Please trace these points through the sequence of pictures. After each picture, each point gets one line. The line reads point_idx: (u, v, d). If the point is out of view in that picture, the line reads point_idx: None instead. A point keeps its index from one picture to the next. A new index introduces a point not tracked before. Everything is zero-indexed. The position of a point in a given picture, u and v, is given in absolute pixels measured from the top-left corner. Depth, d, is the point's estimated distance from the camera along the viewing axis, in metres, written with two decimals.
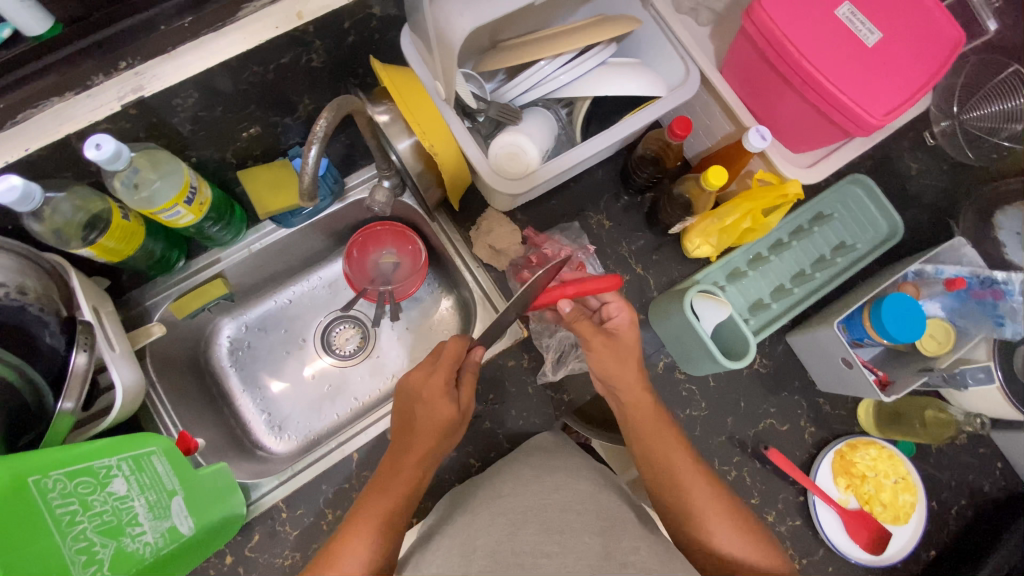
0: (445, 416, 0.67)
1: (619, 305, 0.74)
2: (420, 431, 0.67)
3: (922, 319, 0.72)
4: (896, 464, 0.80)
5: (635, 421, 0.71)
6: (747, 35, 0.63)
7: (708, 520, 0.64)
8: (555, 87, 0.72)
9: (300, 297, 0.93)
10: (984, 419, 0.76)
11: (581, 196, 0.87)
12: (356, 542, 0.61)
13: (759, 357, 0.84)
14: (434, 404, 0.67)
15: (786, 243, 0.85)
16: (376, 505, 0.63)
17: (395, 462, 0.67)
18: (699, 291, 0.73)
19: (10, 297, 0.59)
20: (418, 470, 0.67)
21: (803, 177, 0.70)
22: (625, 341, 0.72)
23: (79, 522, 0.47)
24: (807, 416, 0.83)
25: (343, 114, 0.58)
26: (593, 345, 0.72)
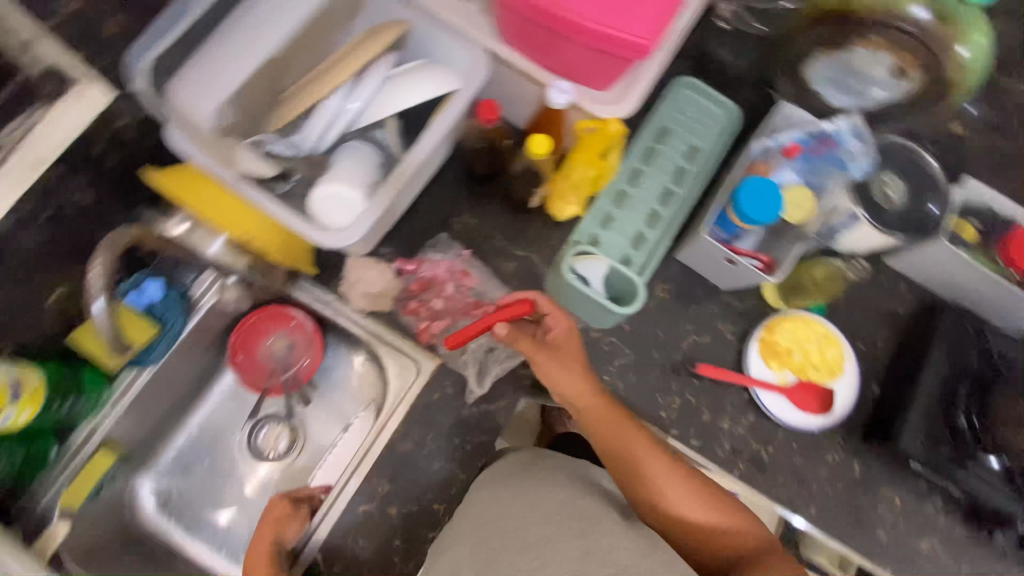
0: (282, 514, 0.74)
1: (558, 316, 0.74)
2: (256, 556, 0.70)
3: (776, 194, 0.74)
4: (812, 326, 0.84)
5: (595, 416, 0.71)
6: (507, 6, 0.62)
7: (674, 501, 0.67)
8: (352, 118, 0.67)
9: (209, 420, 0.87)
10: (859, 259, 0.87)
11: (437, 207, 0.84)
12: None
13: (660, 284, 0.86)
14: (271, 508, 0.74)
15: (643, 170, 0.86)
16: None
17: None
18: (575, 254, 0.75)
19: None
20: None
21: (618, 113, 0.69)
22: (565, 349, 0.72)
23: None
24: (722, 318, 0.86)
25: (116, 251, 0.61)
26: (538, 357, 0.72)
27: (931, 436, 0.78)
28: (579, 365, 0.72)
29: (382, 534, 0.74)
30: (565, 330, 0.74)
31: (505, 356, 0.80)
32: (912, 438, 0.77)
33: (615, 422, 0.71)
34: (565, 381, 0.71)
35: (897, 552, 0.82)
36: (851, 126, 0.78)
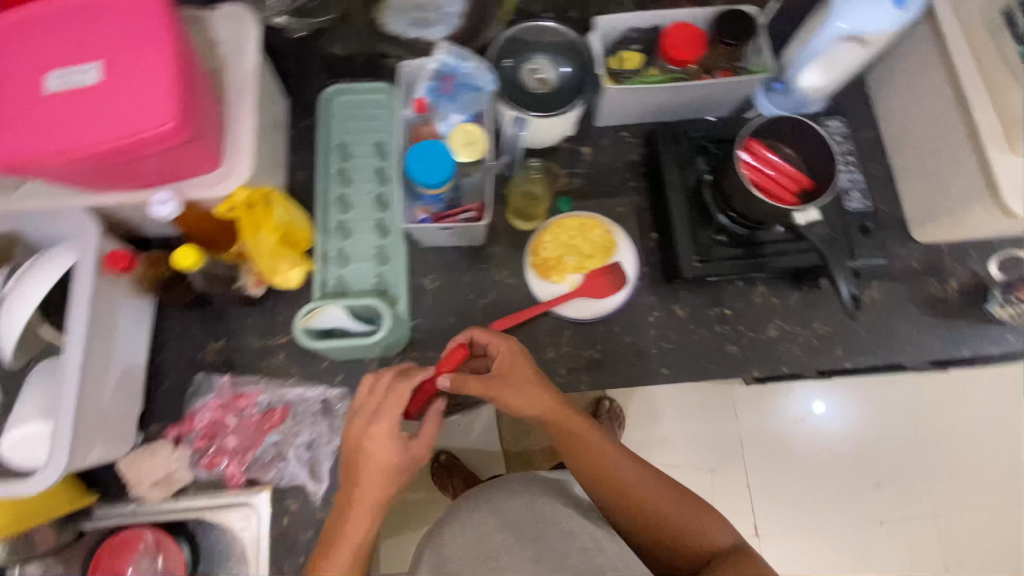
0: (382, 462, 0.64)
1: (497, 343, 0.73)
2: (372, 489, 0.64)
3: (438, 150, 0.74)
4: (568, 224, 0.86)
5: (575, 436, 0.71)
6: (40, 173, 0.59)
7: (649, 508, 0.70)
8: None
9: None
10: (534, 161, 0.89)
11: (180, 352, 0.80)
12: None
13: (426, 276, 0.84)
14: (371, 453, 0.64)
15: (343, 193, 0.85)
16: None
17: (329, 549, 0.63)
18: (303, 317, 0.69)
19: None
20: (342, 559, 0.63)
21: (233, 184, 0.67)
22: (515, 373, 0.70)
23: None
24: (494, 267, 0.85)
25: None
26: (490, 391, 0.69)
27: (703, 251, 0.81)
28: (534, 383, 0.70)
29: None
30: (510, 354, 0.72)
31: (324, 437, 0.77)
32: (688, 261, 0.80)
33: (593, 434, 0.71)
34: (522, 403, 0.68)
35: (756, 353, 0.84)
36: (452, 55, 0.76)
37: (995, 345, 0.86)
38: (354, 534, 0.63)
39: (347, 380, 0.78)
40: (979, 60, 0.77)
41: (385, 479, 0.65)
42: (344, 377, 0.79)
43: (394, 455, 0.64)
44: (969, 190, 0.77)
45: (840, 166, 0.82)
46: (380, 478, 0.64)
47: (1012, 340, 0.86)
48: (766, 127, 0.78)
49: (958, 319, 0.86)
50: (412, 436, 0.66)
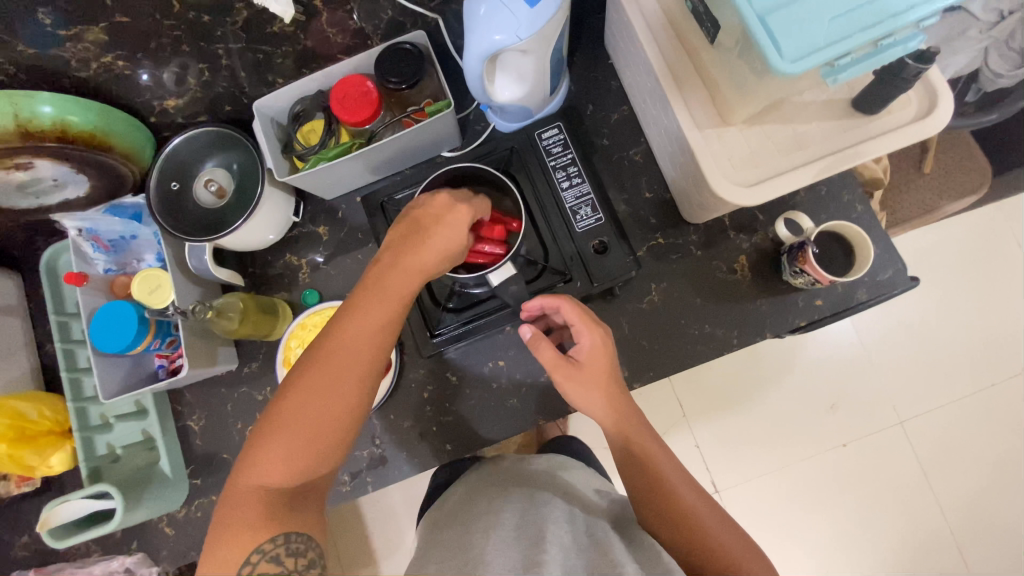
0: (457, 248, 0.62)
1: (575, 317, 0.67)
2: (420, 255, 0.60)
3: (114, 314, 0.70)
4: (309, 324, 0.80)
5: (634, 452, 0.65)
6: None
7: (715, 541, 0.59)
8: None
9: None
10: (195, 305, 0.71)
11: None
12: (318, 398, 0.55)
13: (190, 419, 0.82)
14: (447, 231, 0.61)
15: (84, 358, 0.82)
16: (325, 381, 0.56)
17: (371, 302, 0.59)
18: (41, 523, 0.69)
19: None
20: (367, 342, 0.58)
21: None
22: (598, 367, 0.66)
23: None
24: (254, 390, 0.81)
25: None
26: (556, 368, 0.66)
27: (434, 324, 0.77)
28: (615, 385, 0.67)
29: None
30: (599, 349, 0.66)
31: None
32: (425, 344, 0.77)
33: (657, 445, 0.67)
34: (586, 402, 0.66)
35: (539, 401, 0.79)
36: (79, 218, 0.71)
37: (803, 315, 0.76)
38: (386, 313, 0.59)
39: (140, 543, 0.79)
40: (663, 22, 0.65)
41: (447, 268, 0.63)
42: (137, 541, 0.79)
43: (448, 242, 0.61)
44: (694, 174, 0.66)
45: (563, 184, 0.75)
46: (442, 261, 0.62)
47: (822, 304, 0.75)
48: (462, 178, 0.75)
49: (757, 296, 0.76)
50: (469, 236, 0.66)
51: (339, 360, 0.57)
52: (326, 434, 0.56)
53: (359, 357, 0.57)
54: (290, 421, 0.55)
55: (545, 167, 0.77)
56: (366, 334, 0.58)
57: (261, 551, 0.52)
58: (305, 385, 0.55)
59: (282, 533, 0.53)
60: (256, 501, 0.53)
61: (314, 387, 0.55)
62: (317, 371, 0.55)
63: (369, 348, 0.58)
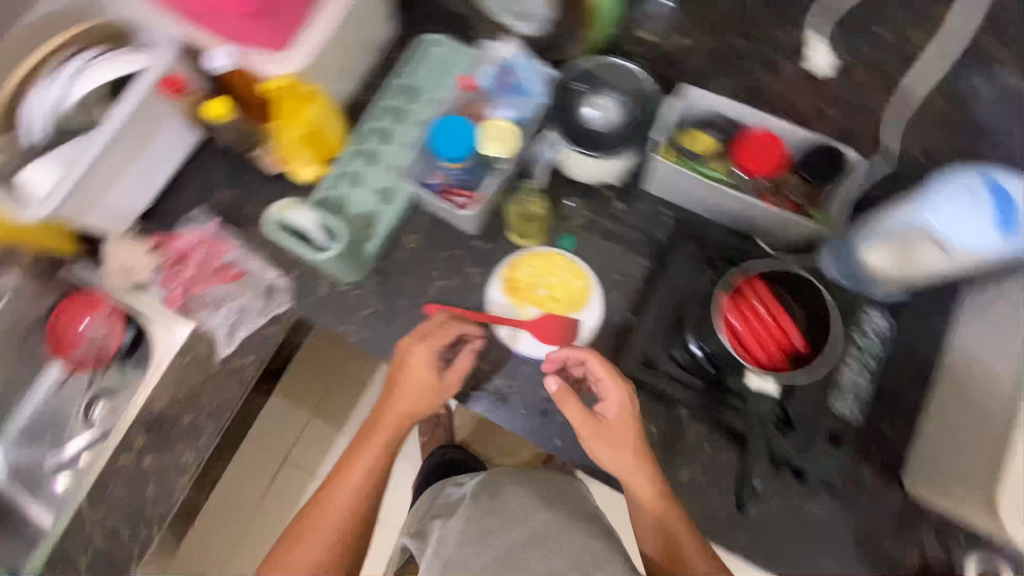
0: (432, 386, 0.77)
1: (609, 384, 0.73)
2: (394, 402, 0.78)
3: (462, 126, 0.78)
4: (553, 259, 0.84)
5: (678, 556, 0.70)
6: None
7: None
8: (54, 105, 0.75)
9: (44, 401, 0.99)
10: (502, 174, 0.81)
11: (196, 185, 0.90)
12: (311, 546, 0.75)
13: (409, 234, 0.89)
14: (408, 386, 0.78)
15: (387, 127, 0.91)
16: (328, 512, 0.76)
17: (357, 453, 0.78)
18: (278, 207, 0.79)
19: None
20: (371, 447, 0.78)
21: (285, 66, 0.75)
22: (618, 427, 0.72)
23: None
24: (470, 260, 0.87)
25: None
26: (581, 425, 0.73)
27: (650, 359, 0.77)
28: (637, 452, 0.72)
29: (140, 478, 0.80)
30: (623, 408, 0.73)
31: (255, 314, 0.85)
32: (629, 359, 0.77)
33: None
34: (610, 458, 0.72)
35: None
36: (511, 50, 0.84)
37: None
38: (377, 450, 0.78)
39: (299, 280, 0.86)
40: None
41: (427, 394, 0.77)
42: (296, 275, 0.86)
43: (417, 396, 0.77)
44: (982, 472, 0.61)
45: (849, 365, 0.73)
46: (413, 396, 0.78)
47: None
48: (785, 283, 0.71)
49: None
50: (448, 366, 0.78)
51: (318, 525, 0.76)
52: (352, 521, 0.76)
53: (371, 457, 0.78)
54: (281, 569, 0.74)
55: (851, 334, 0.74)
56: (365, 470, 0.77)
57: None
58: (301, 541, 0.75)
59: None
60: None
61: (297, 535, 0.76)
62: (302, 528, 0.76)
63: (378, 448, 0.78)
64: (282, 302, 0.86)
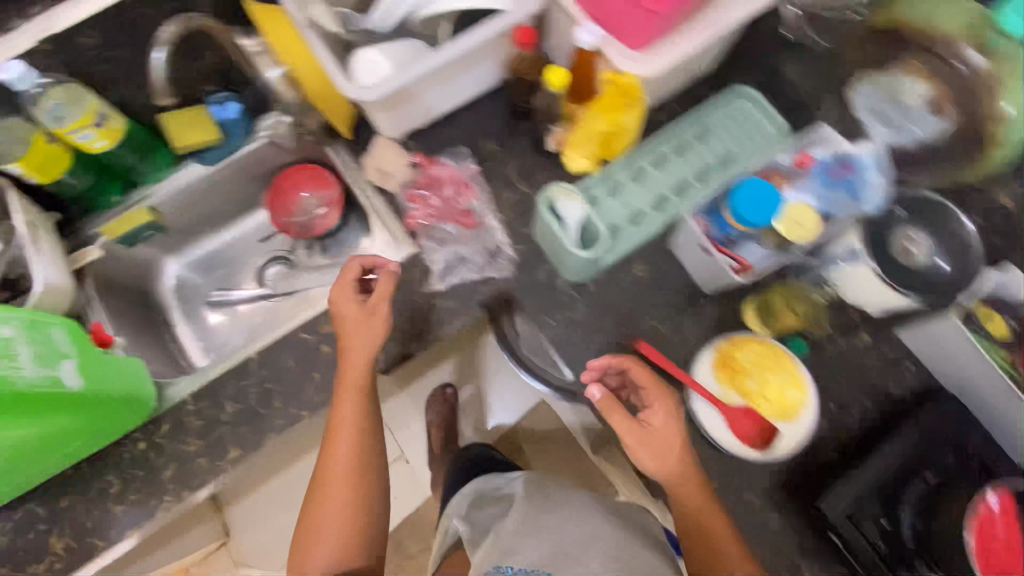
0: (355, 317, 0.78)
1: (655, 396, 0.74)
2: (348, 356, 0.77)
3: (773, 196, 0.72)
4: (779, 358, 0.79)
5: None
6: None
7: None
8: (414, 9, 0.78)
9: (236, 241, 1.05)
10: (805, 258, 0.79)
11: (471, 126, 0.92)
12: (334, 499, 0.78)
13: (637, 263, 0.84)
14: (348, 317, 0.78)
15: (669, 158, 0.89)
16: (331, 479, 0.78)
17: (332, 434, 0.79)
18: (557, 188, 0.78)
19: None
20: (343, 435, 0.79)
21: (639, 68, 0.72)
22: (664, 440, 0.72)
23: None
24: (686, 317, 0.82)
25: (192, 27, 0.78)
26: (630, 440, 0.72)
27: (858, 515, 0.71)
28: (680, 454, 0.72)
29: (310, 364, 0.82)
30: (670, 420, 0.73)
31: (473, 267, 0.86)
32: (837, 507, 0.71)
33: None
34: (656, 464, 0.71)
35: None
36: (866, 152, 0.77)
37: None
38: (354, 388, 0.78)
39: (523, 255, 0.86)
40: None
41: (364, 322, 0.77)
42: (524, 250, 0.87)
43: (374, 329, 0.77)
44: None
45: None
46: (375, 328, 0.77)
47: None
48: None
49: None
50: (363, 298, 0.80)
51: (342, 476, 0.78)
52: (360, 476, 0.79)
53: (347, 434, 0.79)
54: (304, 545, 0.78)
55: None
56: (353, 419, 0.78)
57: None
58: (322, 502, 0.78)
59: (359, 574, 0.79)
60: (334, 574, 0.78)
61: (315, 511, 0.78)
62: (313, 503, 0.79)
63: (340, 446, 0.79)
64: (502, 270, 0.86)
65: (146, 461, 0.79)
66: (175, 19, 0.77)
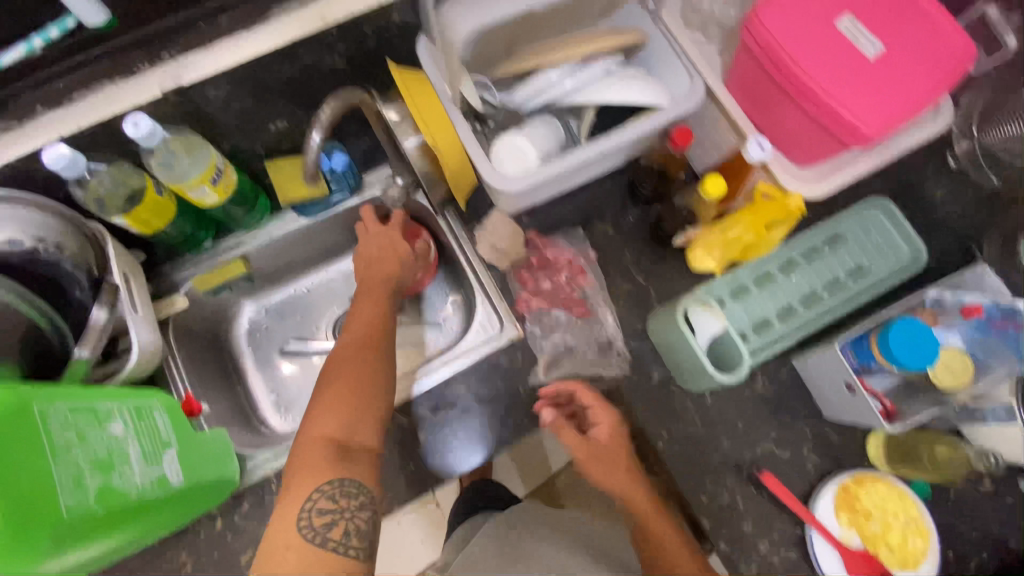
0: (395, 250, 0.82)
1: (600, 409, 0.76)
2: (381, 265, 0.81)
3: (932, 343, 0.68)
4: (906, 504, 0.75)
5: None
6: (754, 57, 0.63)
7: None
8: (560, 95, 0.72)
9: (318, 287, 0.98)
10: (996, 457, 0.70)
11: (588, 205, 0.87)
12: (340, 422, 0.67)
13: (762, 378, 0.81)
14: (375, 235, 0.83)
15: (797, 265, 0.84)
16: (342, 394, 0.69)
17: (341, 354, 0.73)
18: (694, 300, 0.73)
19: (47, 252, 0.60)
20: (351, 363, 0.71)
21: (806, 190, 0.69)
22: (609, 453, 0.73)
23: (74, 452, 0.48)
24: (812, 445, 0.79)
25: (346, 104, 0.66)
26: (574, 443, 0.74)
27: None
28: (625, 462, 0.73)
29: (403, 450, 0.78)
30: (615, 430, 0.75)
31: (582, 361, 0.81)
32: None
33: None
34: (611, 480, 0.72)
35: None
36: None
37: None
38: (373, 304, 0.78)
39: (637, 355, 0.81)
40: None
41: (395, 245, 0.82)
42: (638, 348, 0.81)
43: (393, 249, 0.82)
44: None
45: None
46: (395, 255, 0.81)
47: None
48: None
49: None
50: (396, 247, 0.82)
51: (362, 349, 0.73)
52: (373, 385, 0.70)
53: (354, 365, 0.71)
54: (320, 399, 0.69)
55: None
56: (361, 338, 0.74)
57: (324, 487, 0.62)
58: (322, 407, 0.68)
59: (354, 480, 0.64)
60: (324, 447, 0.65)
61: (330, 402, 0.68)
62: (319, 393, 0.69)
63: (345, 372, 0.71)
64: (613, 368, 0.80)
65: (223, 540, 0.74)
66: (335, 97, 0.65)
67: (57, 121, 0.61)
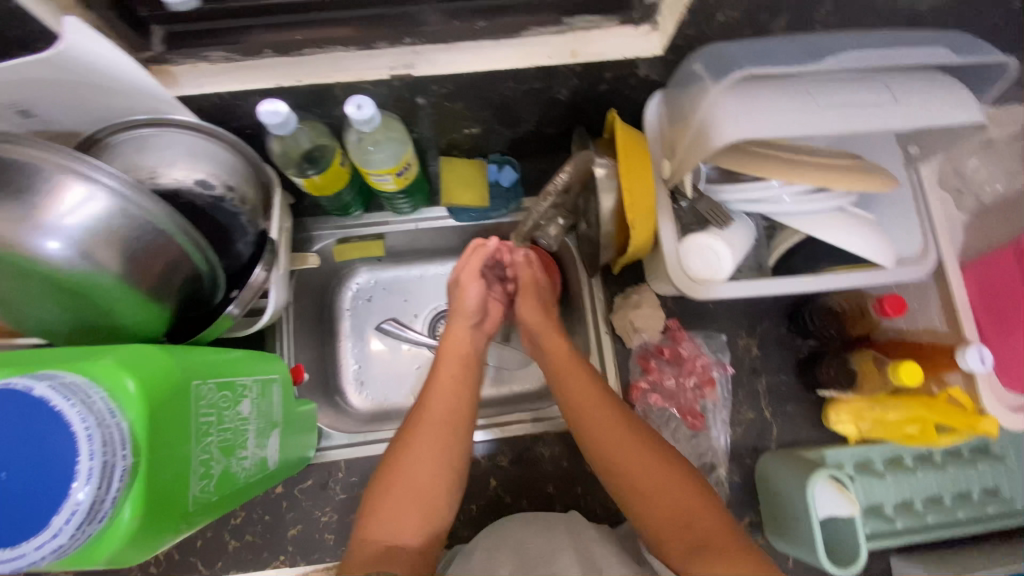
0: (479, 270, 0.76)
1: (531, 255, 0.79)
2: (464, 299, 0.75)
3: None
4: None
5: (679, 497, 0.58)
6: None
7: None
8: (775, 209, 0.64)
9: (432, 277, 0.95)
10: None
11: (740, 312, 0.81)
12: (399, 511, 0.59)
13: None
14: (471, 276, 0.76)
15: (935, 462, 0.76)
16: (402, 477, 0.61)
17: (414, 426, 0.65)
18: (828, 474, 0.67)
19: (232, 203, 0.61)
20: (426, 438, 0.64)
21: (1002, 418, 0.64)
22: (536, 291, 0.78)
23: (210, 434, 0.47)
24: None
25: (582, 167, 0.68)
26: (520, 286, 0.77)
27: None
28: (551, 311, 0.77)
29: (469, 490, 0.76)
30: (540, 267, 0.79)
31: None
32: None
33: None
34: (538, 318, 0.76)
35: None
36: None
37: None
38: (458, 358, 0.72)
39: (733, 488, 0.76)
40: None
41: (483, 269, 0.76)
42: (738, 481, 0.77)
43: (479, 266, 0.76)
44: None
45: None
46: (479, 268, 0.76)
47: None
48: None
49: None
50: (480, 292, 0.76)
51: (438, 428, 0.64)
52: (442, 478, 0.62)
53: (430, 440, 0.63)
54: (384, 477, 0.61)
55: None
56: (446, 401, 0.67)
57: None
58: (384, 491, 0.60)
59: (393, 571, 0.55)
60: (380, 549, 0.56)
61: (392, 481, 0.61)
62: (386, 471, 0.62)
63: (423, 447, 0.63)
64: None
65: (276, 507, 0.74)
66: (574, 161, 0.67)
67: (274, 70, 0.58)
